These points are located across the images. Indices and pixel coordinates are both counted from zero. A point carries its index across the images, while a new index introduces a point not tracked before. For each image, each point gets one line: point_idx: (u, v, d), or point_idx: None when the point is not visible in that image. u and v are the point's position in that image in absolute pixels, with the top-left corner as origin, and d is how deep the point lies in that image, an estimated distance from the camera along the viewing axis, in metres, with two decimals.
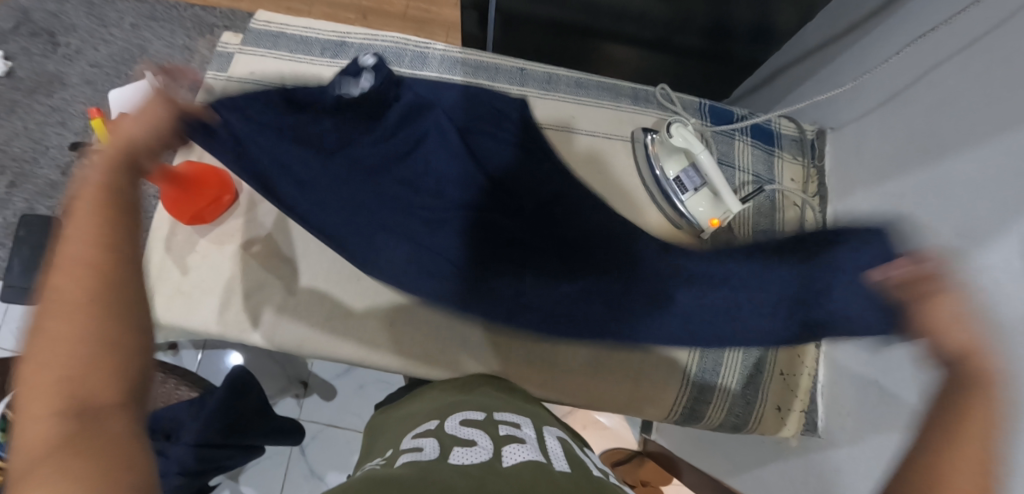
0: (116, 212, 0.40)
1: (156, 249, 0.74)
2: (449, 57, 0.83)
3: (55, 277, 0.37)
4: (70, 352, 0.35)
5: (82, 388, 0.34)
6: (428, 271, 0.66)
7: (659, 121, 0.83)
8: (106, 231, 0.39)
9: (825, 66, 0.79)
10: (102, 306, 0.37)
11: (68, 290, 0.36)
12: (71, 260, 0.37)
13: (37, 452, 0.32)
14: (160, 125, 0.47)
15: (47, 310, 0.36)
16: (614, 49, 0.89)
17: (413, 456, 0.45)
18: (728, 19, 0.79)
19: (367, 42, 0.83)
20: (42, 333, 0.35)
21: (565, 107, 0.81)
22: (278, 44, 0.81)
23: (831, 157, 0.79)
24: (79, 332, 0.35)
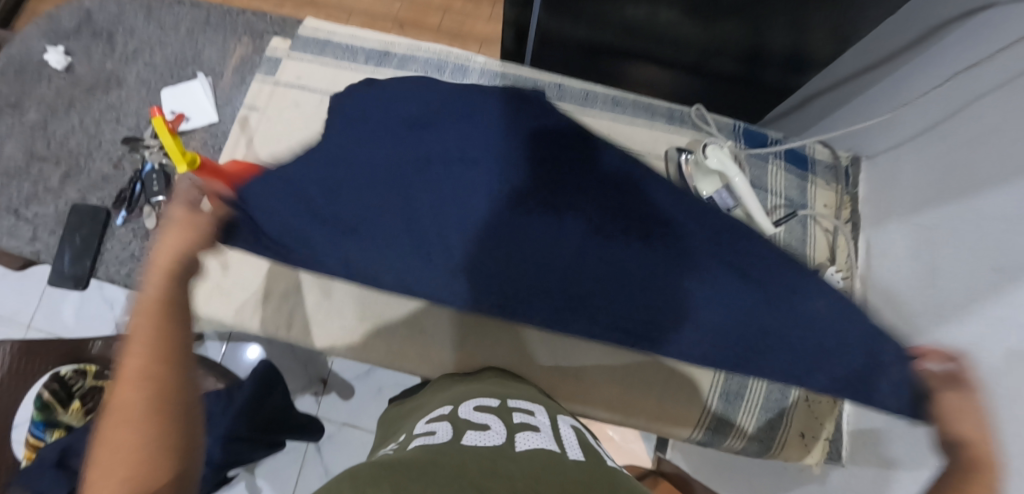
0: (168, 321, 0.46)
1: None
2: (489, 69, 0.83)
3: (118, 394, 0.44)
4: (134, 457, 0.42)
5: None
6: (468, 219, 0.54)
7: (693, 141, 0.82)
8: (159, 352, 0.45)
9: (858, 95, 0.81)
10: (165, 418, 0.43)
11: (126, 407, 0.43)
12: (130, 383, 0.44)
13: None
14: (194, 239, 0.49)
15: (111, 423, 0.43)
16: (647, 70, 0.91)
17: (426, 439, 0.47)
18: (767, 48, 0.79)
19: (411, 51, 0.84)
20: (110, 433, 0.43)
21: (599, 125, 0.81)
22: (325, 51, 0.84)
23: (866, 185, 0.81)
24: (142, 426, 0.42)
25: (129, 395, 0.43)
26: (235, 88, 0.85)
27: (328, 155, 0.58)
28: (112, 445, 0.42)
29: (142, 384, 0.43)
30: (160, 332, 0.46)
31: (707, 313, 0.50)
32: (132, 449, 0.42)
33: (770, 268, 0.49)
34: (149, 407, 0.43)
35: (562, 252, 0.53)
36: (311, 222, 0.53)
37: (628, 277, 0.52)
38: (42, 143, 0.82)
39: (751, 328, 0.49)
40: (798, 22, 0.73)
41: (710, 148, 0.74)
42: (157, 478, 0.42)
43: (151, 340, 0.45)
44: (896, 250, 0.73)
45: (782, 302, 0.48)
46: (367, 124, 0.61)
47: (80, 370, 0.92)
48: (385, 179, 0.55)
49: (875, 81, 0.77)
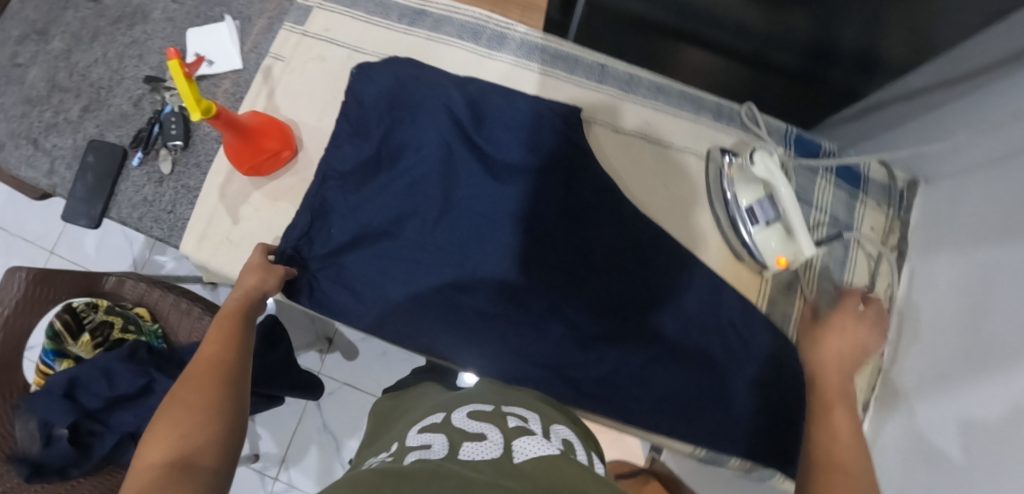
0: (242, 326, 0.60)
1: (211, 195, 0.73)
2: (529, 41, 0.78)
3: (189, 373, 0.54)
4: (191, 414, 0.50)
5: (186, 449, 0.47)
6: (485, 268, 0.71)
7: (739, 143, 0.75)
8: (228, 345, 0.57)
9: (928, 111, 0.73)
10: (221, 390, 0.53)
11: (195, 380, 0.53)
12: (202, 364, 0.55)
13: (153, 474, 0.45)
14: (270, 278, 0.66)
15: (178, 392, 0.52)
16: (698, 57, 0.84)
17: (421, 453, 0.46)
18: (835, 43, 0.72)
19: (448, 13, 0.79)
20: (174, 399, 0.51)
21: (640, 114, 0.76)
22: (358, 4, 0.79)
23: (921, 210, 0.75)
24: (204, 394, 0.52)
25: (199, 370, 0.54)
26: (263, 33, 0.80)
27: (370, 213, 0.71)
28: (176, 401, 0.51)
29: (215, 361, 0.55)
30: (232, 333, 0.59)
31: (658, 386, 0.69)
32: (195, 399, 0.51)
33: (704, 336, 0.70)
34: (215, 377, 0.54)
35: (554, 330, 0.70)
36: (385, 274, 0.71)
37: (611, 355, 0.70)
38: (64, 73, 0.80)
39: (682, 402, 0.69)
40: (874, 19, 0.66)
41: (756, 152, 0.67)
42: (201, 432, 0.49)
43: (230, 334, 0.59)
44: (944, 286, 0.67)
45: (703, 381, 0.69)
46: (400, 169, 0.72)
47: (93, 303, 0.93)
48: (416, 243, 0.71)
49: (950, 98, 0.70)
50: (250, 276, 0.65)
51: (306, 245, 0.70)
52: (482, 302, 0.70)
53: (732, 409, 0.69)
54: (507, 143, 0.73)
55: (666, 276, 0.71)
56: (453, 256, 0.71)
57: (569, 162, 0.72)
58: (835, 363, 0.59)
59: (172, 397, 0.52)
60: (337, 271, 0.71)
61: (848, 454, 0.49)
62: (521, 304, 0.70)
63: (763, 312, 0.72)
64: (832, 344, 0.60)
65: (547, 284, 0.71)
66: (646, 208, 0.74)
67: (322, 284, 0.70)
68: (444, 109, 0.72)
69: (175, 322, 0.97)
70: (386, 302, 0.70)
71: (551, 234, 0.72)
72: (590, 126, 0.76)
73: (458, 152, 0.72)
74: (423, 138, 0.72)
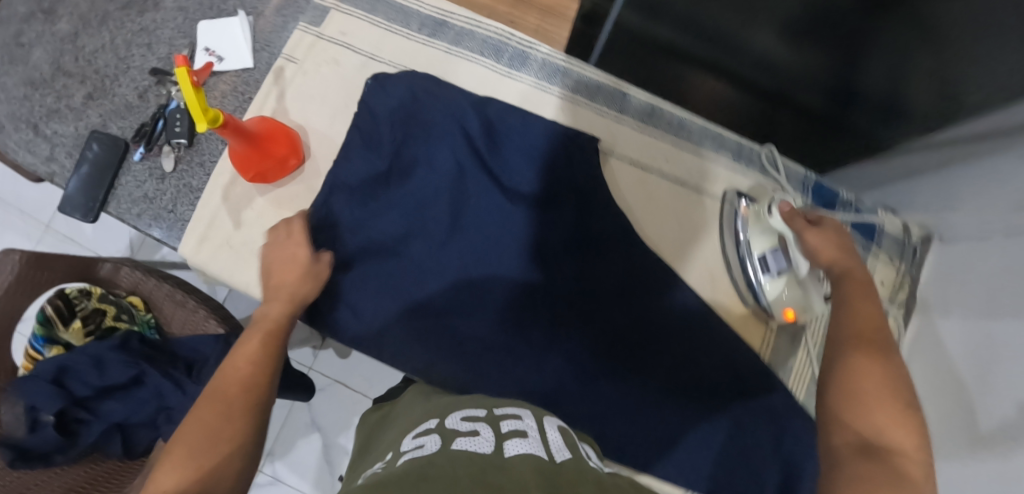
0: (273, 345, 0.60)
1: (214, 197, 0.71)
2: (551, 63, 0.76)
3: (214, 390, 0.55)
4: (207, 447, 0.52)
5: (198, 486, 0.49)
6: (488, 296, 0.70)
7: (757, 186, 0.74)
8: (258, 366, 0.58)
9: (950, 167, 0.72)
10: (240, 421, 0.54)
11: (219, 403, 0.54)
12: (229, 385, 0.56)
13: None
14: (311, 280, 0.65)
15: (201, 413, 0.54)
16: (716, 88, 0.82)
17: (414, 452, 0.46)
18: (860, 87, 0.70)
19: (470, 27, 0.77)
20: (197, 421, 0.53)
21: (658, 148, 0.74)
22: (377, 10, 0.77)
23: (931, 268, 0.75)
24: (223, 424, 0.53)
25: (226, 391, 0.55)
26: (276, 31, 0.78)
27: (377, 231, 0.70)
28: (197, 424, 0.53)
29: (243, 384, 0.56)
30: (262, 350, 0.59)
31: (652, 425, 0.69)
32: (217, 431, 0.53)
33: (703, 381, 0.69)
34: (241, 403, 0.55)
35: (553, 366, 0.69)
36: (386, 295, 0.69)
37: (606, 397, 0.69)
38: (70, 57, 0.77)
39: (677, 443, 0.68)
40: (903, 67, 0.63)
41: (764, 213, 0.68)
42: (214, 469, 0.51)
43: (261, 352, 0.59)
44: (952, 350, 0.67)
45: (698, 426, 0.68)
46: (409, 186, 0.70)
47: (85, 291, 0.92)
48: (421, 265, 0.69)
49: (973, 155, 0.68)
50: (288, 280, 0.64)
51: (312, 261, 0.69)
52: (484, 331, 0.69)
53: (718, 453, 0.68)
54: (520, 169, 0.71)
55: (671, 317, 0.70)
56: (457, 278, 0.70)
57: (581, 193, 0.71)
58: (840, 266, 0.60)
59: (196, 419, 0.53)
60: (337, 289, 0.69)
61: (875, 339, 0.53)
62: (522, 334, 0.70)
63: (764, 361, 0.72)
64: (824, 246, 0.62)
65: (549, 315, 0.70)
66: (658, 247, 0.73)
67: (322, 303, 0.68)
68: (458, 127, 0.71)
69: (169, 313, 0.95)
70: (382, 324, 0.69)
71: (558, 264, 0.71)
72: (607, 158, 0.74)
73: (470, 174, 0.71)
74: (435, 156, 0.71)
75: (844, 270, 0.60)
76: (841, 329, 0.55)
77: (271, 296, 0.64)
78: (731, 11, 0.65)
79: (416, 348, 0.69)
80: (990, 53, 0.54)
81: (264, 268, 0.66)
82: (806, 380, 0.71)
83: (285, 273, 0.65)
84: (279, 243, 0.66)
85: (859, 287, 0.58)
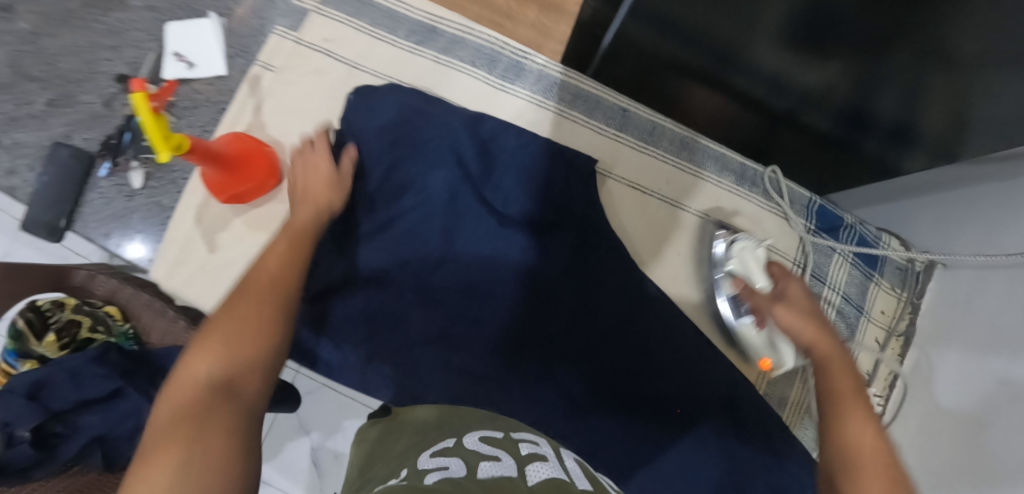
0: (298, 245, 0.59)
1: (186, 217, 0.67)
2: (548, 75, 0.72)
3: (244, 286, 0.55)
4: (237, 335, 0.50)
5: (230, 371, 0.47)
6: (477, 323, 0.67)
7: (760, 212, 0.73)
8: (285, 261, 0.57)
9: (960, 187, 0.68)
10: (269, 312, 0.52)
11: (250, 295, 0.53)
12: (257, 278, 0.55)
13: (190, 394, 0.45)
14: (335, 184, 0.64)
15: (233, 305, 0.52)
16: (718, 104, 0.74)
17: (439, 473, 0.42)
18: (870, 111, 0.63)
19: (461, 34, 0.73)
20: (227, 313, 0.52)
21: (658, 171, 0.71)
22: (362, 13, 0.72)
23: (935, 296, 0.72)
24: (254, 316, 0.52)
25: (258, 284, 0.55)
26: (253, 35, 0.72)
27: (363, 255, 0.67)
28: (227, 317, 0.51)
29: (270, 277, 0.55)
30: (288, 250, 0.59)
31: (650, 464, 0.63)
32: (248, 316, 0.51)
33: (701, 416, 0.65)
34: (270, 294, 0.54)
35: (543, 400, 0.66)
36: (371, 323, 0.66)
37: (598, 434, 0.65)
38: (32, 59, 0.71)
39: None
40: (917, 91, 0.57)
41: (736, 246, 0.67)
42: (245, 357, 0.49)
43: (286, 251, 0.58)
44: (949, 383, 0.65)
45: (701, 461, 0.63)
46: (397, 209, 0.67)
47: (59, 302, 0.89)
48: (411, 291, 0.67)
49: (983, 180, 0.65)
50: (318, 187, 0.63)
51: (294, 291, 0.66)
52: (472, 363, 0.66)
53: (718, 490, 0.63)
54: (510, 192, 0.68)
55: (668, 350, 0.68)
56: (445, 304, 0.67)
57: (576, 218, 0.69)
58: (823, 345, 0.55)
59: (229, 310, 0.52)
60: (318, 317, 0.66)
61: (866, 439, 0.47)
62: (511, 364, 0.67)
63: (761, 392, 0.70)
64: (803, 321, 0.56)
65: (541, 346, 0.67)
66: (659, 275, 0.71)
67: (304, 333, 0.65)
68: (450, 153, 0.67)
69: (148, 323, 0.91)
70: (367, 354, 0.66)
71: (550, 291, 0.68)
72: (604, 179, 0.72)
73: (462, 199, 0.68)
74: (427, 177, 0.67)
75: (825, 354, 0.54)
76: (828, 435, 0.50)
77: (298, 202, 0.63)
78: (735, 30, 0.58)
79: (400, 377, 0.66)
80: (1015, 79, 0.51)
81: (291, 183, 0.65)
82: (801, 412, 0.71)
83: (306, 182, 0.64)
84: (302, 159, 0.65)
85: (844, 379, 0.52)
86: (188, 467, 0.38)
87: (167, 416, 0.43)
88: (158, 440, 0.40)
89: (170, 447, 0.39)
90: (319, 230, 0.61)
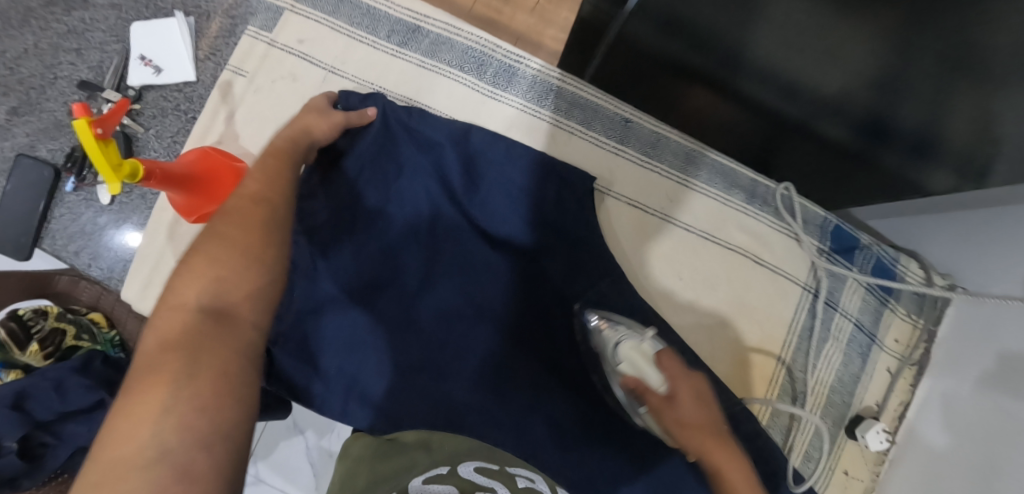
0: (284, 171, 0.55)
1: (158, 236, 0.63)
2: (544, 81, 0.68)
3: (234, 203, 0.51)
4: (226, 259, 0.46)
5: (220, 294, 0.44)
6: (465, 347, 0.63)
7: (770, 231, 0.68)
8: (276, 185, 0.54)
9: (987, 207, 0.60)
10: (263, 235, 0.49)
11: (242, 213, 0.50)
12: (249, 197, 0.51)
13: (178, 323, 0.41)
14: (334, 124, 0.61)
15: (221, 227, 0.48)
16: (722, 113, 0.68)
17: None
18: (894, 120, 0.56)
19: (447, 34, 0.68)
20: (214, 235, 0.48)
21: (659, 188, 0.68)
22: (340, 12, 0.67)
23: (952, 323, 0.65)
24: (246, 234, 0.48)
25: (243, 206, 0.50)
26: (224, 37, 0.67)
27: (339, 280, 0.62)
28: (215, 236, 0.48)
29: (259, 197, 0.52)
30: (279, 173, 0.55)
31: None
32: (235, 237, 0.47)
33: None
34: (265, 212, 0.50)
35: (533, 432, 0.62)
36: (347, 350, 0.62)
37: (592, 471, 0.60)
38: None
39: None
40: (940, 104, 0.51)
41: (621, 344, 0.58)
42: (240, 281, 0.45)
43: (270, 170, 0.55)
44: (963, 422, 0.59)
45: None
46: (376, 230, 0.63)
47: (41, 310, 0.82)
48: (391, 316, 0.63)
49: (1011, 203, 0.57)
50: (313, 121, 0.60)
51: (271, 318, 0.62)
52: (455, 393, 0.62)
53: None
54: (501, 212, 0.64)
55: None
56: (426, 328, 0.63)
57: (570, 237, 0.64)
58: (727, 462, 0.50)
59: (212, 233, 0.48)
60: (295, 344, 0.62)
61: None
62: (498, 394, 0.62)
63: (762, 425, 0.66)
64: (704, 434, 0.52)
65: (530, 375, 0.63)
66: (660, 302, 0.66)
67: (281, 361, 0.61)
68: (431, 166, 0.64)
69: (135, 330, 0.86)
70: (345, 382, 0.62)
71: (538, 317, 0.64)
72: (603, 197, 0.68)
73: (445, 217, 0.64)
74: (411, 193, 0.63)
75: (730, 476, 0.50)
76: None
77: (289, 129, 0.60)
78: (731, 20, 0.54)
79: (382, 406, 0.62)
80: None
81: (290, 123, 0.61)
82: (803, 446, 0.66)
83: (304, 119, 0.61)
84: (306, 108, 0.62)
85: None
86: (178, 404, 0.36)
87: (153, 346, 0.40)
88: (146, 371, 0.38)
89: (158, 381, 0.37)
90: (299, 153, 0.58)
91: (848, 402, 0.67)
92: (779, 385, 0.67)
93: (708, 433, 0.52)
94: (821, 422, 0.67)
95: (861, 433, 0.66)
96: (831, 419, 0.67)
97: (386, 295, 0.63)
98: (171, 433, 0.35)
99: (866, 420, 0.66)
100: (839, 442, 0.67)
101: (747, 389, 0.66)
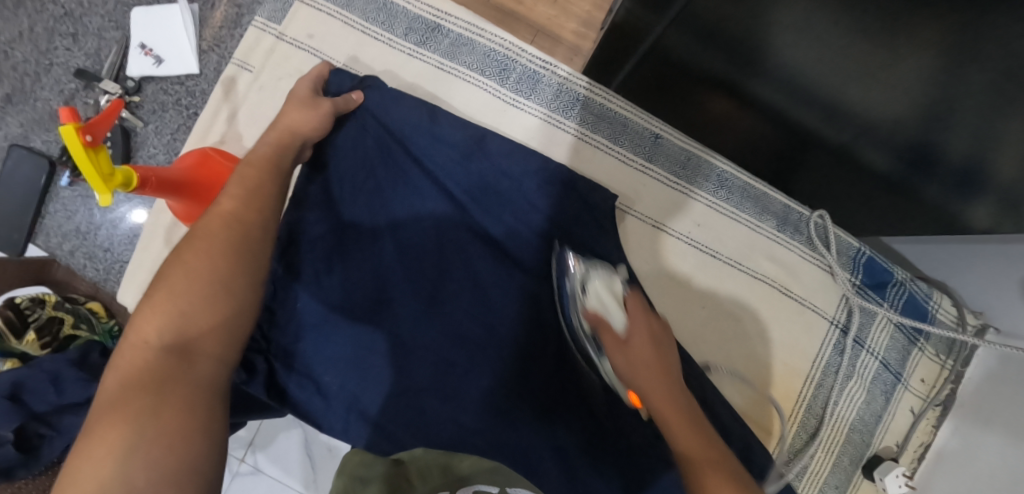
0: (266, 186, 0.52)
1: (156, 238, 0.61)
2: (570, 91, 0.64)
3: (201, 226, 0.47)
4: (191, 291, 0.43)
5: (183, 331, 0.41)
6: (470, 365, 0.59)
7: (800, 262, 0.64)
8: (254, 203, 0.50)
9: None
10: (236, 262, 0.46)
11: (209, 236, 0.46)
12: (218, 218, 0.48)
13: (138, 364, 0.38)
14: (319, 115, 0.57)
15: (185, 256, 0.45)
16: (744, 126, 0.63)
17: None
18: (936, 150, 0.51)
19: (469, 35, 0.65)
20: (177, 265, 0.45)
21: (681, 208, 0.64)
22: (354, 5, 0.64)
23: (978, 371, 0.62)
24: (216, 260, 0.45)
25: (211, 228, 0.47)
26: (230, 28, 0.66)
27: (339, 291, 0.59)
28: (178, 265, 0.44)
29: (229, 216, 0.48)
30: (258, 189, 0.51)
31: None
32: (200, 266, 0.44)
33: None
34: (233, 233, 0.47)
35: (537, 460, 0.56)
36: (342, 364, 0.59)
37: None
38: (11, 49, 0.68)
39: None
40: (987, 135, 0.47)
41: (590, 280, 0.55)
42: (205, 314, 0.42)
43: (254, 185, 0.52)
44: (985, 473, 0.56)
45: None
46: (380, 238, 0.60)
47: (39, 298, 0.69)
48: (389, 331, 0.59)
49: None
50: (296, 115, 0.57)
51: (268, 329, 0.59)
52: (451, 415, 0.58)
53: None
54: (511, 225, 0.61)
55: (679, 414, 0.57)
56: (426, 344, 0.59)
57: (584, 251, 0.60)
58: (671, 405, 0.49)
59: (176, 262, 0.45)
60: (292, 356, 0.59)
61: None
62: (500, 417, 0.57)
63: (776, 463, 0.62)
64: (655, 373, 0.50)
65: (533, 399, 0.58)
66: (677, 329, 0.63)
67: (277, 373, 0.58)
68: (439, 174, 0.61)
69: None
70: (339, 398, 0.59)
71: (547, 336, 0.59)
72: (623, 215, 0.64)
73: (452, 229, 0.61)
74: (418, 201, 0.61)
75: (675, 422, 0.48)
76: None
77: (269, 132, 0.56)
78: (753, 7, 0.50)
79: (376, 426, 0.58)
80: None
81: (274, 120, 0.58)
82: (817, 485, 0.63)
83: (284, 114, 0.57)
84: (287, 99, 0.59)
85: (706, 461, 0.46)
86: (141, 442, 0.33)
87: (114, 388, 0.37)
88: (105, 414, 0.35)
89: (118, 421, 0.34)
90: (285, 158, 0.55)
91: (867, 441, 0.64)
92: (797, 419, 0.63)
93: (664, 376, 0.51)
94: (839, 460, 0.63)
95: (880, 476, 0.62)
96: (849, 458, 0.64)
97: (386, 307, 0.59)
98: (134, 474, 0.32)
99: (886, 461, 0.62)
100: (855, 482, 0.64)
101: (761, 424, 0.63)
